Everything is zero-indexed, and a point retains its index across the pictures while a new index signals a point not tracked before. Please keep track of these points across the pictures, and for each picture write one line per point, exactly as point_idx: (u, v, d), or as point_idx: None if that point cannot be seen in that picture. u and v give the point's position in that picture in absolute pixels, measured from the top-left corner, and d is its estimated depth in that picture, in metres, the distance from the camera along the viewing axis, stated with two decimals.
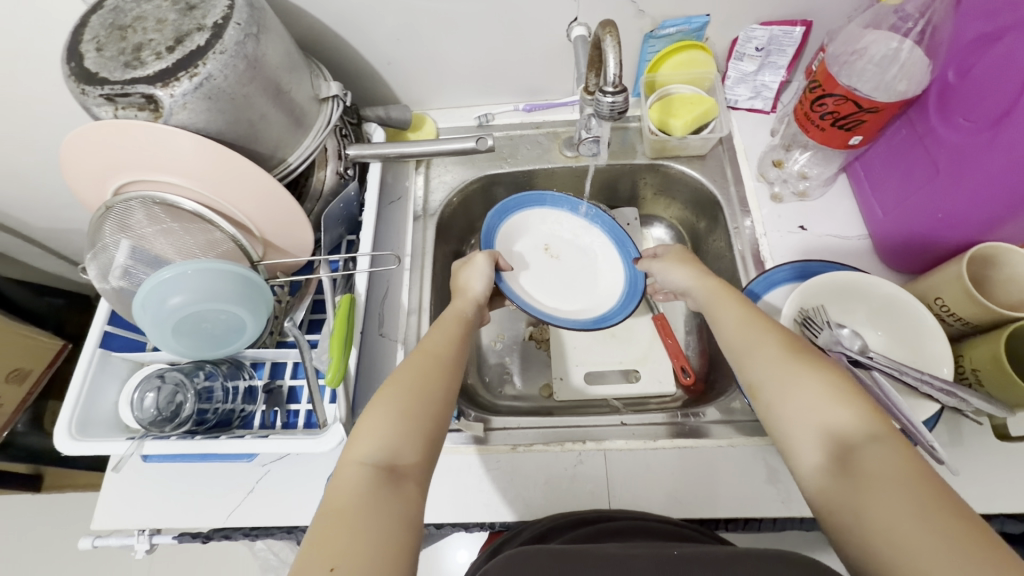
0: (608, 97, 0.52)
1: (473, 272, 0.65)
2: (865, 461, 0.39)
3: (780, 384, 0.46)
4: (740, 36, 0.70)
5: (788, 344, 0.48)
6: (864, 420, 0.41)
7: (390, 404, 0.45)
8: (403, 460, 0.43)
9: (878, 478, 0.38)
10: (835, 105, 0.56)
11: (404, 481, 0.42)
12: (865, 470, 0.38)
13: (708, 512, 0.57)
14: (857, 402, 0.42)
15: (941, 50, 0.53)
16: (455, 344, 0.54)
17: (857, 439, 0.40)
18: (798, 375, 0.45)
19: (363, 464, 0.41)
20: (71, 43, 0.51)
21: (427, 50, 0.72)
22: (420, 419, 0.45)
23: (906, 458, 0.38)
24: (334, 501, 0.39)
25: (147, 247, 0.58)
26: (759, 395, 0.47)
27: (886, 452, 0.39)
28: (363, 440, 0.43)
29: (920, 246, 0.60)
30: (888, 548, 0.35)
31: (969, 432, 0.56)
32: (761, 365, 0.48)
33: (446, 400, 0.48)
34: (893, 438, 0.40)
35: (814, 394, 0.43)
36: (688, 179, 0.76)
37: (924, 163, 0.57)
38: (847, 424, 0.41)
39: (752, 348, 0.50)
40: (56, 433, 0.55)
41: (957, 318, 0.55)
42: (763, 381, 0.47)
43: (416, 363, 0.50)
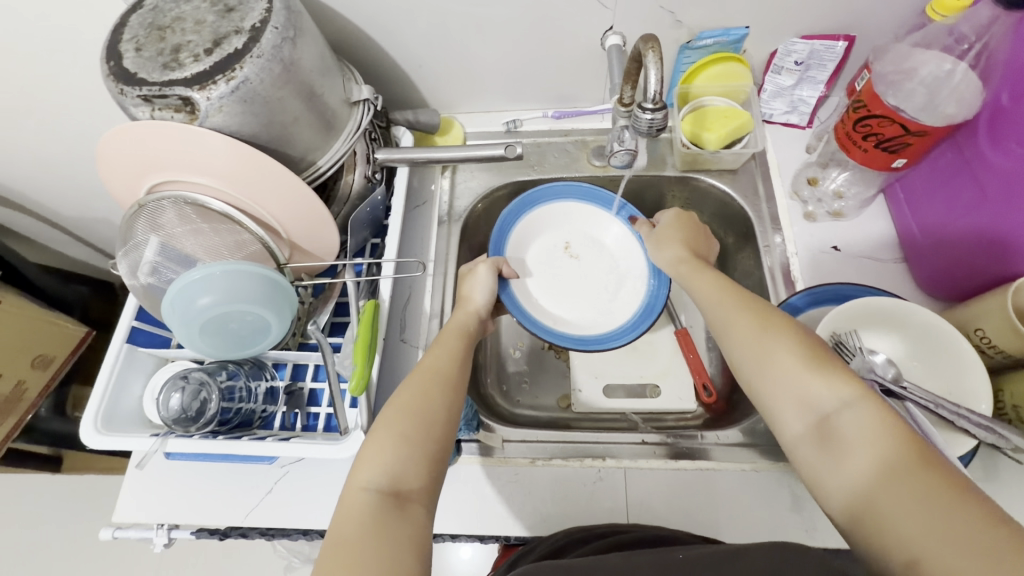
0: (647, 114, 0.52)
1: (477, 284, 0.64)
2: (844, 430, 0.40)
3: (757, 360, 0.46)
4: (780, 49, 0.68)
5: (759, 318, 0.48)
6: (837, 387, 0.42)
7: (390, 429, 0.46)
8: (406, 485, 0.43)
9: (858, 447, 0.39)
10: (879, 126, 0.55)
11: (409, 504, 0.42)
12: (846, 442, 0.40)
13: (729, 537, 0.56)
14: (829, 369, 0.43)
15: (996, 73, 0.50)
16: (457, 361, 0.54)
17: (834, 408, 0.41)
18: (771, 351, 0.46)
19: (365, 490, 0.42)
20: (111, 42, 0.52)
21: (459, 54, 0.71)
22: (422, 441, 0.46)
23: (882, 420, 0.39)
24: (341, 529, 0.40)
25: (176, 246, 0.58)
26: (740, 371, 0.48)
27: (862, 418, 0.40)
28: (367, 466, 0.43)
29: (963, 274, 0.58)
30: (875, 517, 0.36)
31: (1005, 469, 0.54)
32: (738, 342, 0.49)
33: (449, 417, 0.49)
34: (867, 400, 0.40)
35: (786, 365, 0.44)
36: (717, 193, 0.75)
37: (970, 189, 0.55)
38: (822, 394, 0.42)
39: (728, 326, 0.50)
40: (82, 427, 0.56)
41: (998, 350, 0.53)
42: (739, 355, 0.48)
43: (415, 382, 0.50)
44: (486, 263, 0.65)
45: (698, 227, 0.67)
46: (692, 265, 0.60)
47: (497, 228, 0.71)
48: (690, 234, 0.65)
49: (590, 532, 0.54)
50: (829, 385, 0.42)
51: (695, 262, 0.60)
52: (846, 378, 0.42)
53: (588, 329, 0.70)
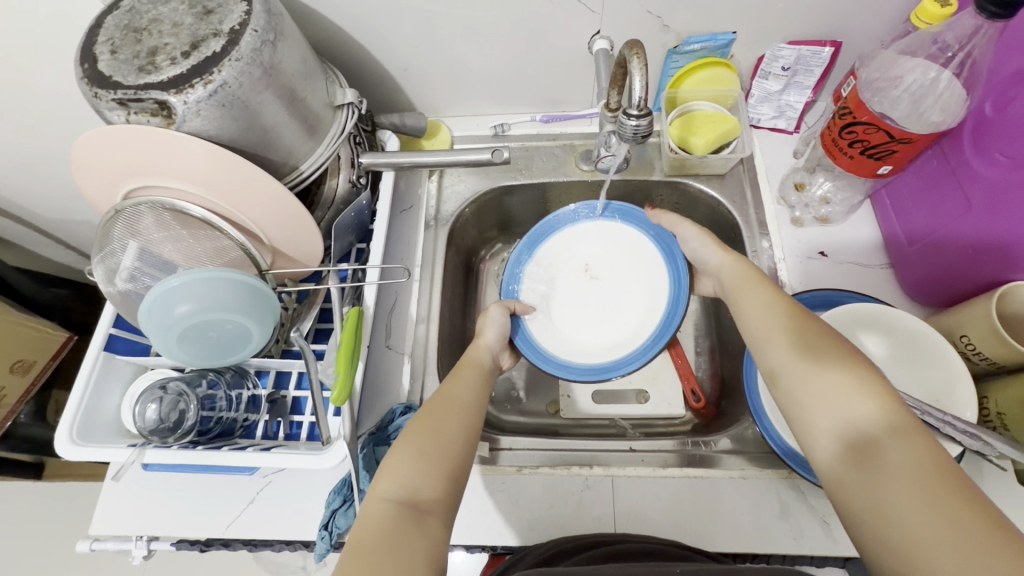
0: (632, 120, 0.51)
1: (490, 327, 0.65)
2: (891, 456, 0.38)
3: (802, 372, 0.45)
4: (767, 54, 0.68)
5: (812, 333, 0.47)
6: (890, 412, 0.40)
7: (411, 442, 0.46)
8: (424, 496, 0.42)
9: (902, 475, 0.37)
10: (865, 133, 0.55)
11: (427, 516, 0.41)
12: (890, 467, 0.38)
13: (720, 546, 0.56)
14: (879, 394, 0.41)
15: (979, 83, 0.51)
16: (476, 389, 0.54)
17: (883, 433, 0.40)
18: (819, 366, 0.44)
19: (385, 500, 0.41)
20: (86, 44, 0.51)
21: (445, 57, 0.70)
22: (442, 458, 0.45)
23: (933, 456, 0.38)
24: (359, 539, 0.39)
25: (154, 251, 0.56)
26: (781, 382, 0.47)
27: (913, 448, 0.38)
28: (387, 478, 0.43)
29: (949, 281, 0.58)
30: (901, 540, 0.36)
31: (990, 475, 0.55)
32: (785, 351, 0.47)
33: (467, 439, 0.48)
34: (915, 433, 0.39)
35: (833, 381, 0.43)
36: (706, 198, 0.75)
37: (954, 197, 0.55)
38: (871, 418, 0.40)
39: (775, 335, 0.49)
40: (58, 437, 0.54)
41: (983, 357, 0.53)
42: (782, 364, 0.47)
43: (435, 404, 0.51)
44: (499, 305, 0.66)
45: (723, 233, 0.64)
46: (739, 268, 0.58)
47: (512, 276, 0.72)
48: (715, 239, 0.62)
49: (582, 542, 0.53)
50: (881, 410, 0.40)
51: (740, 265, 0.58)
52: (899, 407, 0.40)
53: (602, 352, 0.67)
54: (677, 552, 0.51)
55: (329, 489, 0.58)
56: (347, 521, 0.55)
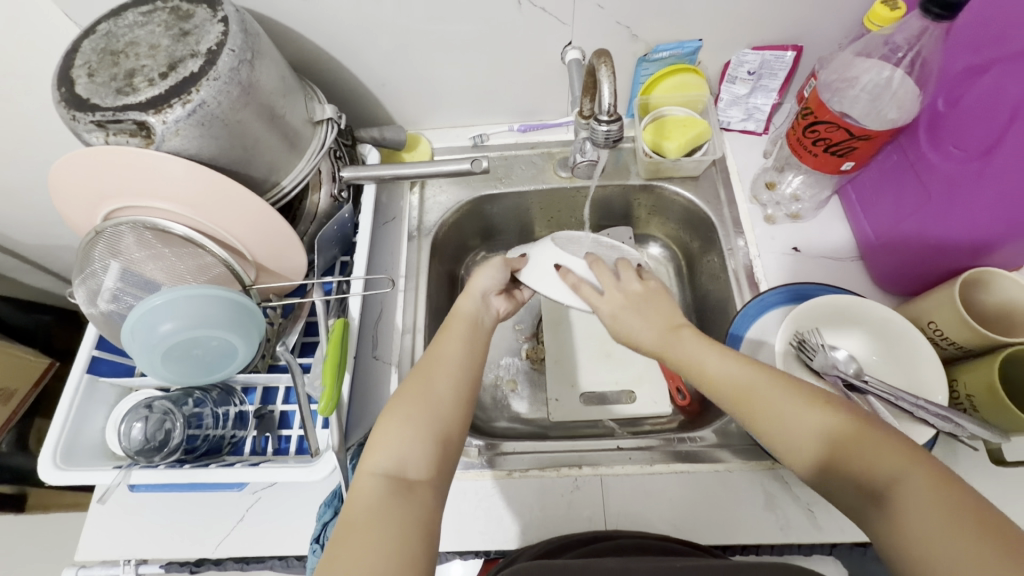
0: (603, 125, 0.53)
1: (485, 272, 0.58)
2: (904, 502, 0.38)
3: (796, 432, 0.44)
4: (733, 59, 0.70)
5: (786, 389, 0.46)
6: (887, 454, 0.40)
7: (398, 415, 0.47)
8: (412, 471, 0.44)
9: (922, 520, 0.37)
10: (827, 132, 0.57)
11: (417, 486, 0.44)
12: (906, 513, 0.38)
13: (708, 539, 0.57)
14: (878, 440, 0.41)
15: (931, 80, 0.53)
16: (463, 348, 0.53)
17: (888, 480, 0.40)
18: (810, 424, 0.44)
19: (373, 475, 0.44)
20: (62, 68, 0.51)
21: (421, 71, 0.72)
22: (431, 429, 0.47)
23: (938, 487, 0.38)
24: (350, 510, 0.41)
25: (137, 271, 0.57)
26: (775, 445, 0.46)
27: (920, 486, 0.38)
28: (377, 452, 0.45)
29: (915, 269, 0.60)
30: None
31: (964, 457, 0.56)
32: (765, 415, 0.46)
33: (457, 401, 0.49)
34: (921, 470, 0.39)
35: (829, 435, 0.43)
36: (681, 200, 0.77)
37: (914, 187, 0.57)
38: (879, 466, 0.40)
39: (749, 401, 0.46)
40: (40, 462, 0.53)
41: (951, 342, 0.55)
42: (770, 430, 0.45)
43: (420, 371, 0.51)
44: (503, 257, 0.59)
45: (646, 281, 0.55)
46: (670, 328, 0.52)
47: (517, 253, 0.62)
48: (655, 307, 0.53)
49: (575, 540, 0.54)
50: (881, 458, 0.40)
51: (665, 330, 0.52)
52: (893, 447, 0.40)
53: None
54: (668, 546, 0.52)
55: (321, 500, 0.58)
56: None
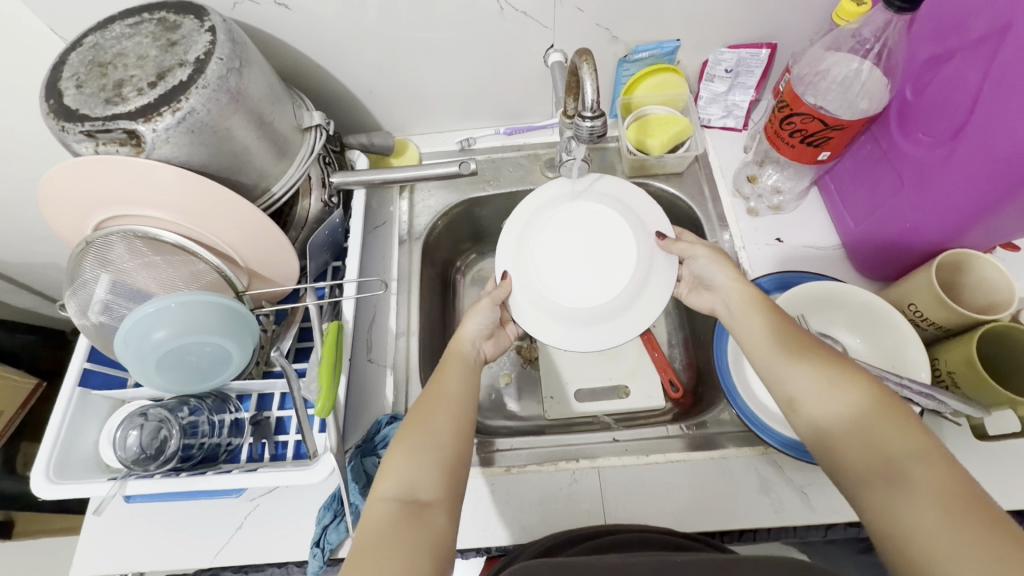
0: (587, 121, 0.54)
1: (474, 316, 0.61)
2: (913, 481, 0.39)
3: (822, 398, 0.45)
4: (711, 58, 0.72)
5: (822, 358, 0.47)
6: (910, 438, 0.40)
7: (405, 442, 0.47)
8: (423, 492, 0.44)
9: (926, 499, 0.37)
10: (802, 123, 0.59)
11: (427, 510, 0.43)
12: (912, 491, 0.38)
13: (704, 526, 0.57)
14: (901, 422, 0.41)
15: (898, 70, 0.56)
16: (463, 382, 0.54)
17: (903, 459, 0.40)
18: (839, 392, 0.44)
19: (383, 500, 0.43)
20: (50, 81, 0.51)
21: (407, 77, 0.73)
22: (438, 455, 0.47)
23: (953, 477, 0.38)
24: (361, 539, 0.41)
25: (128, 281, 0.57)
26: (800, 410, 0.46)
27: (934, 473, 0.38)
28: (386, 477, 0.45)
29: (892, 254, 0.62)
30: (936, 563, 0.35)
31: (948, 433, 0.58)
32: (796, 378, 0.47)
33: (461, 428, 0.50)
34: (938, 457, 0.39)
35: (856, 406, 0.43)
36: (666, 196, 0.79)
37: (888, 175, 0.60)
38: (898, 442, 0.41)
39: (785, 364, 0.48)
40: (33, 475, 0.53)
41: (931, 323, 0.57)
42: (800, 394, 0.46)
43: (422, 402, 0.51)
44: (488, 296, 0.62)
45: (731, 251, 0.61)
46: (737, 291, 0.55)
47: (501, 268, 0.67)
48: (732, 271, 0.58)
49: (577, 534, 0.54)
50: (899, 438, 0.41)
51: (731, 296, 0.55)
52: (914, 431, 0.41)
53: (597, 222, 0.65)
54: (668, 539, 0.53)
55: (320, 504, 0.58)
56: (339, 536, 0.55)
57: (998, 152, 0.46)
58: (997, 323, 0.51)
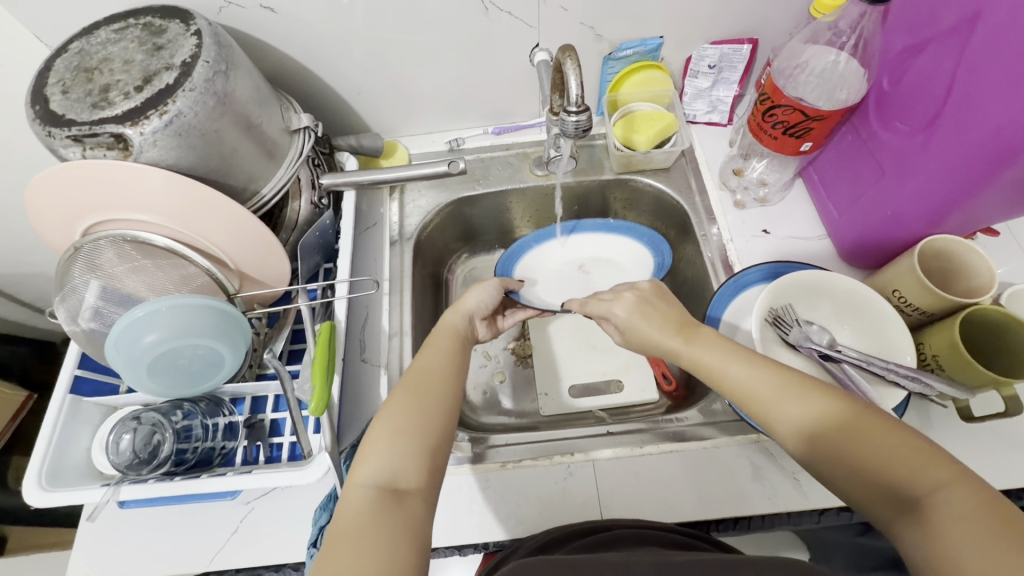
0: (572, 116, 0.53)
1: (475, 293, 0.64)
2: (938, 511, 0.37)
3: (822, 434, 0.44)
4: (694, 54, 0.73)
5: (813, 395, 0.46)
6: (924, 466, 0.39)
7: (387, 426, 0.47)
8: (403, 480, 0.44)
9: (956, 528, 0.36)
10: (784, 115, 0.60)
11: (407, 496, 0.44)
12: (940, 522, 0.37)
13: (700, 515, 0.58)
14: (913, 451, 0.41)
15: (874, 61, 0.58)
16: (453, 363, 0.55)
17: (924, 490, 0.39)
18: (840, 426, 0.44)
19: (364, 486, 0.43)
20: (36, 87, 0.51)
21: (394, 79, 0.73)
22: (422, 440, 0.47)
23: (980, 501, 0.36)
24: (340, 523, 0.41)
25: (117, 286, 0.57)
26: (805, 450, 0.46)
27: (956, 498, 0.37)
28: (366, 463, 0.45)
29: (876, 244, 0.63)
30: None
31: (935, 416, 0.59)
32: (794, 416, 0.46)
33: (445, 412, 0.50)
34: (958, 481, 0.38)
35: (860, 436, 0.42)
36: (655, 191, 0.80)
37: (869, 164, 0.61)
38: (914, 474, 0.40)
39: (778, 403, 0.47)
40: (25, 484, 0.53)
41: (915, 308, 0.58)
42: (802, 434, 0.46)
43: (409, 382, 0.52)
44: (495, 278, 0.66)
45: (662, 296, 0.61)
46: (695, 333, 0.55)
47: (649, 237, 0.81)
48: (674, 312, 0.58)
49: (568, 532, 0.54)
50: (916, 469, 0.40)
51: (697, 337, 0.54)
52: (928, 458, 0.40)
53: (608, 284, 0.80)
54: (665, 537, 0.52)
55: (316, 505, 0.58)
56: None
57: (974, 139, 0.47)
58: (980, 305, 0.52)
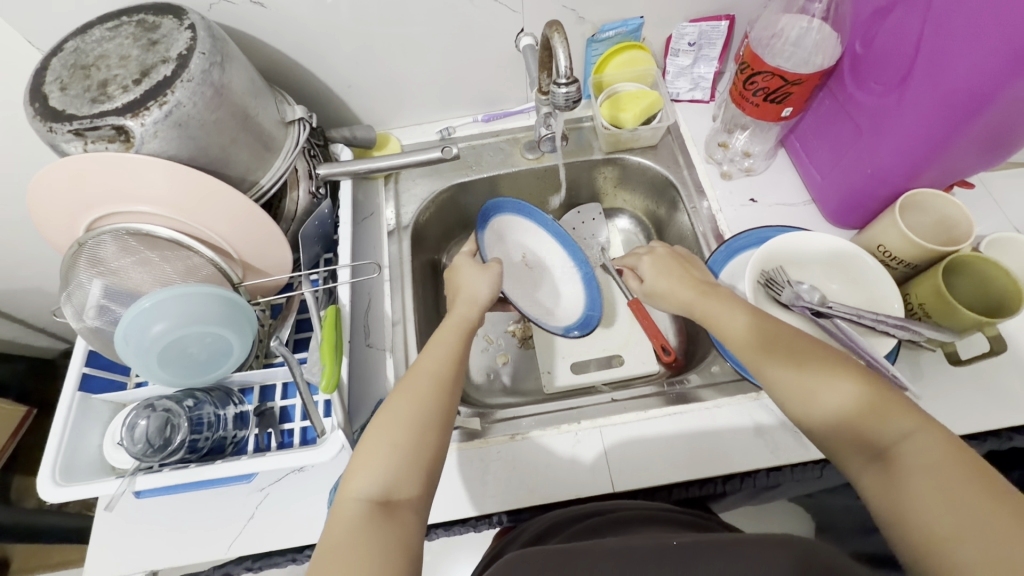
0: (562, 88, 0.55)
1: (485, 279, 0.67)
2: (904, 461, 0.42)
3: (802, 390, 0.48)
4: (674, 33, 0.76)
5: (797, 355, 0.50)
6: (896, 419, 0.44)
7: (381, 437, 0.47)
8: (396, 493, 0.45)
9: (920, 480, 0.40)
10: (765, 81, 0.62)
11: (399, 510, 0.44)
12: (905, 473, 0.41)
13: (705, 473, 0.60)
14: (884, 406, 0.45)
15: (847, 25, 0.60)
16: (454, 363, 0.55)
17: (894, 440, 0.43)
18: (819, 384, 0.47)
19: (357, 499, 0.44)
20: (34, 86, 0.52)
21: (384, 69, 0.75)
22: (415, 450, 0.47)
23: (943, 450, 0.41)
24: (331, 536, 0.42)
25: (121, 281, 0.57)
26: (788, 403, 0.49)
27: (925, 448, 0.41)
28: (358, 476, 0.45)
29: (857, 202, 0.66)
30: (940, 544, 0.37)
31: (925, 362, 0.61)
32: (778, 373, 0.50)
33: (445, 418, 0.50)
34: (923, 432, 0.43)
35: (839, 391, 0.46)
36: (644, 169, 0.82)
37: (848, 126, 0.64)
38: (885, 427, 0.44)
39: (766, 362, 0.51)
40: (40, 479, 0.53)
41: (900, 261, 0.60)
42: (787, 388, 0.49)
43: (409, 386, 0.52)
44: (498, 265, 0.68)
45: (689, 260, 0.66)
46: (705, 289, 0.60)
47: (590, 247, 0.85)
48: (686, 272, 0.63)
49: (567, 518, 0.52)
50: (886, 422, 0.44)
51: (705, 294, 0.59)
52: (900, 412, 0.44)
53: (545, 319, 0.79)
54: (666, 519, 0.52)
55: (330, 488, 0.59)
56: None
57: (946, 94, 0.49)
58: (961, 253, 0.55)
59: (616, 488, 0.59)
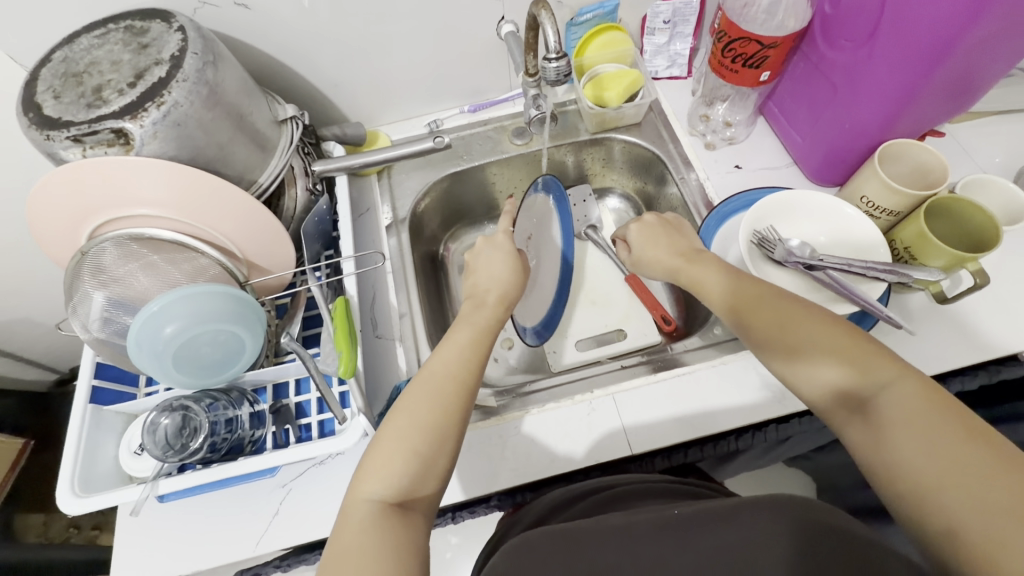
0: (552, 62, 0.57)
1: (512, 273, 0.65)
2: (884, 411, 0.43)
3: (785, 345, 0.50)
4: (649, 12, 0.78)
5: (780, 313, 0.51)
6: (878, 369, 0.44)
7: (394, 437, 0.47)
8: (405, 492, 0.45)
9: (900, 428, 0.41)
10: (742, 48, 0.65)
11: (410, 510, 0.45)
12: (886, 423, 0.42)
13: (718, 427, 0.62)
14: (864, 358, 0.45)
15: None
16: (472, 362, 0.54)
17: (875, 390, 0.44)
18: (801, 340, 0.49)
19: (370, 501, 0.44)
20: (25, 96, 0.52)
21: (370, 66, 0.76)
22: (425, 451, 0.47)
23: (922, 398, 0.42)
24: (341, 537, 0.42)
25: (127, 288, 0.57)
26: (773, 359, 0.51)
27: (906, 396, 0.42)
28: (370, 479, 0.45)
29: (837, 158, 0.69)
30: (915, 489, 0.39)
31: (913, 304, 0.64)
32: (761, 331, 0.52)
33: (459, 416, 0.50)
34: (903, 382, 0.43)
35: (819, 346, 0.48)
36: (631, 146, 0.84)
37: (823, 86, 0.67)
38: (865, 378, 0.44)
39: (749, 321, 0.53)
40: (58, 491, 0.52)
41: (883, 210, 0.63)
42: (770, 344, 0.51)
43: (425, 385, 0.51)
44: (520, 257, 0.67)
45: (677, 226, 0.68)
46: (690, 255, 0.62)
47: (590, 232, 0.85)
48: (672, 240, 0.65)
49: (576, 494, 0.52)
50: (868, 372, 0.45)
51: (690, 260, 0.61)
52: (880, 363, 0.45)
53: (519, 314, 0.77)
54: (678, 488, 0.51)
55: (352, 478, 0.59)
56: None
57: (912, 45, 0.52)
58: (939, 195, 0.58)
59: (634, 450, 0.61)
